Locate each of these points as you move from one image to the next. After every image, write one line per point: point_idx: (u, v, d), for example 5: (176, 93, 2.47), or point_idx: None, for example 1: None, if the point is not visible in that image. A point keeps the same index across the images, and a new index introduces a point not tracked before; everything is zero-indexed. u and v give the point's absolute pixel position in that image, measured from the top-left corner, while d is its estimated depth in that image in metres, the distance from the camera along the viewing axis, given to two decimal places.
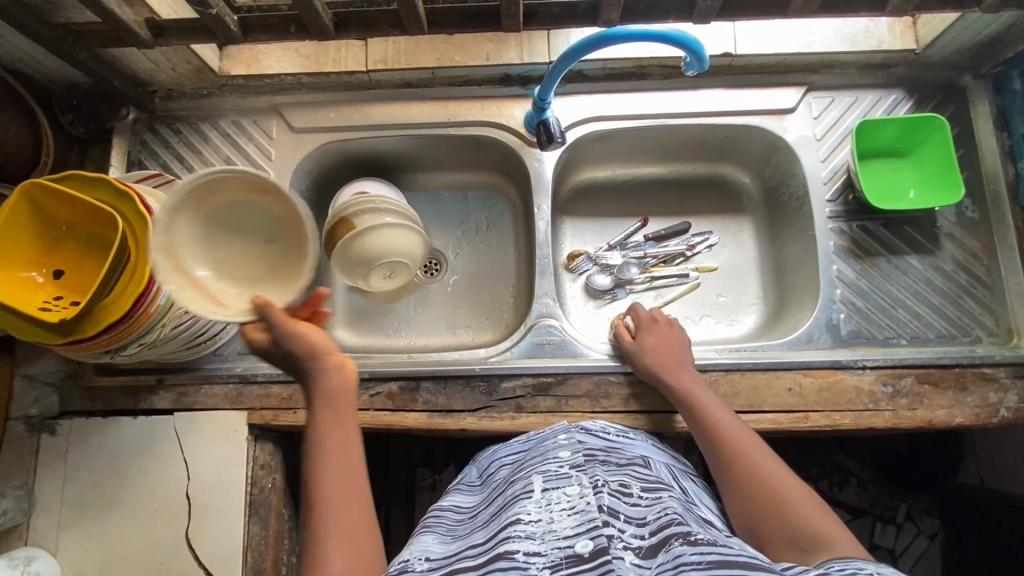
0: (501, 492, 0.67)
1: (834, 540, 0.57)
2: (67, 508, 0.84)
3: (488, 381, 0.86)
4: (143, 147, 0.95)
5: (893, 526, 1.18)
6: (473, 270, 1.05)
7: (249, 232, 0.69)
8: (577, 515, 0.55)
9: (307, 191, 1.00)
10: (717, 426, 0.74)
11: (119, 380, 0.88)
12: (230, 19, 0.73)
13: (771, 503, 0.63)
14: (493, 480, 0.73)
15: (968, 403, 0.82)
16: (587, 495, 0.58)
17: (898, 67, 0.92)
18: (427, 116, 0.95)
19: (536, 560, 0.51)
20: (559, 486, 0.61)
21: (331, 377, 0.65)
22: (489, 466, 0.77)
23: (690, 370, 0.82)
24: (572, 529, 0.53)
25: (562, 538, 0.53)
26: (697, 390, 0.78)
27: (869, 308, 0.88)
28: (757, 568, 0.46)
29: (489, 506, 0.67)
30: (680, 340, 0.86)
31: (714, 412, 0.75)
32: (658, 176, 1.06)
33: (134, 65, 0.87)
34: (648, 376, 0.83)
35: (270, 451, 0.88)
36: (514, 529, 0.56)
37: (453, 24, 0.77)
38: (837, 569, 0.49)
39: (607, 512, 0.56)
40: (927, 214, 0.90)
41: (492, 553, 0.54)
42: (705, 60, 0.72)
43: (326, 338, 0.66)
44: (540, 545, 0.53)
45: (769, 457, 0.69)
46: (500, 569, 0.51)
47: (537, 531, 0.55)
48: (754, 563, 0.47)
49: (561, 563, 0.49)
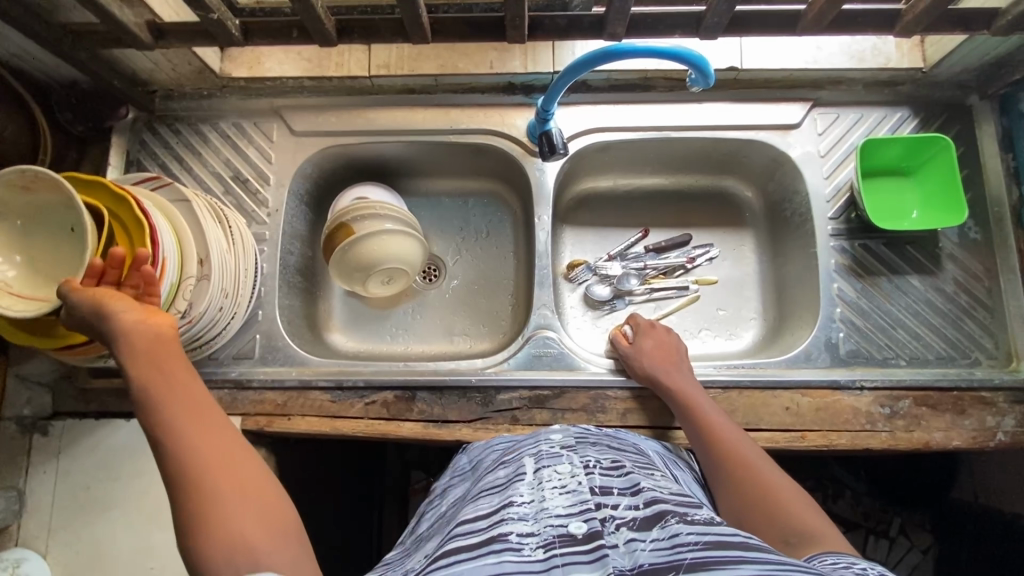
0: (499, 469, 0.67)
1: (821, 535, 0.57)
2: (57, 510, 0.84)
3: (484, 392, 0.86)
4: (142, 147, 0.95)
5: (886, 540, 1.17)
6: (472, 277, 1.04)
7: (47, 228, 0.68)
8: (570, 494, 0.56)
9: (307, 194, 0.99)
10: (710, 430, 0.73)
11: (114, 381, 0.88)
12: (231, 23, 0.72)
13: (762, 503, 0.63)
14: (482, 466, 0.72)
15: (965, 427, 0.82)
16: (579, 474, 0.59)
17: (905, 85, 0.92)
18: (430, 122, 0.95)
19: (529, 540, 0.50)
20: (551, 464, 0.62)
21: (130, 334, 0.59)
22: (481, 453, 0.77)
23: (688, 375, 0.82)
24: (566, 509, 0.53)
25: (556, 517, 0.52)
26: (692, 389, 0.79)
27: (869, 328, 0.88)
28: (750, 547, 0.46)
29: (486, 479, 0.66)
30: (675, 346, 0.86)
31: (706, 414, 0.75)
32: (660, 187, 1.05)
33: (134, 65, 0.87)
34: (643, 384, 0.83)
35: (263, 456, 0.89)
36: (508, 511, 0.55)
37: (458, 33, 0.76)
38: (829, 563, 0.50)
39: (600, 493, 0.56)
40: (929, 235, 0.90)
41: (487, 533, 0.52)
42: (710, 76, 0.71)
43: (120, 299, 0.61)
44: (532, 525, 0.52)
45: (762, 458, 0.69)
46: (494, 551, 0.49)
47: (530, 512, 0.54)
48: (750, 542, 0.46)
49: (555, 542, 0.49)
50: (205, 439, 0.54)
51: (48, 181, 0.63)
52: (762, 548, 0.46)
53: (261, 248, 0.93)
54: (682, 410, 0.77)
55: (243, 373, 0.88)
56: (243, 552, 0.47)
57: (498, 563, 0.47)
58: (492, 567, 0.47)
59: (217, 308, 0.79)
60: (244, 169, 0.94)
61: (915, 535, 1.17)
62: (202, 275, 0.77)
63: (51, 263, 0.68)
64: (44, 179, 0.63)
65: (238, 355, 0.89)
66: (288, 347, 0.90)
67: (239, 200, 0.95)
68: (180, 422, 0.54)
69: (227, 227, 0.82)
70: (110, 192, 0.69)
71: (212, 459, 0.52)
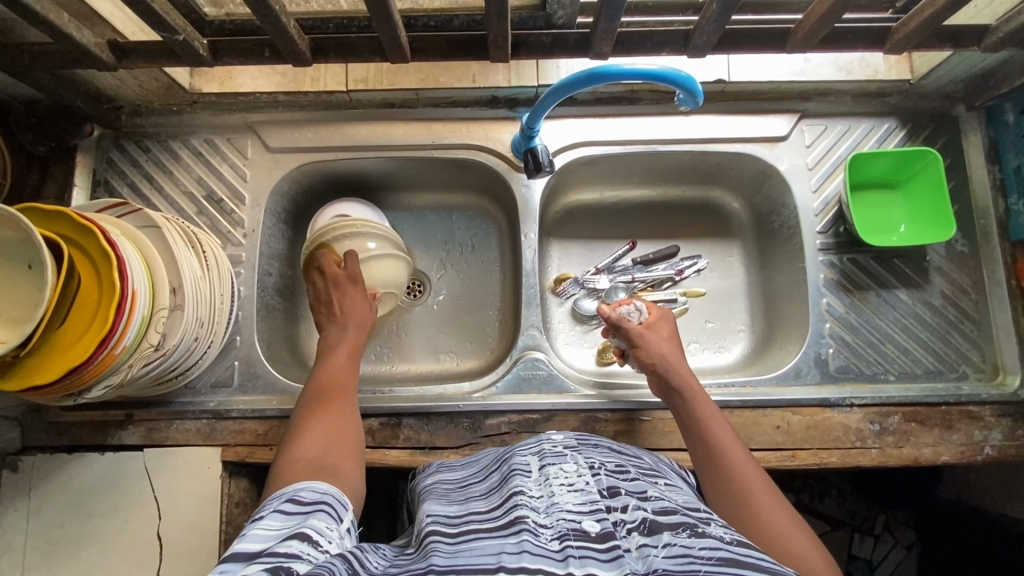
0: (497, 468, 0.65)
1: None
2: (29, 550, 0.80)
3: (472, 417, 0.84)
4: (110, 166, 0.91)
5: (871, 538, 1.16)
6: (457, 292, 1.02)
7: (7, 265, 0.64)
8: (579, 493, 0.55)
9: (284, 212, 0.96)
10: (718, 453, 0.67)
11: (86, 415, 0.85)
12: (198, 44, 0.69)
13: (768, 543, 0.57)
14: (479, 464, 0.70)
15: (953, 442, 0.82)
16: (586, 474, 0.58)
17: (891, 96, 0.91)
18: (411, 138, 0.92)
19: (545, 530, 0.49)
20: (556, 462, 0.60)
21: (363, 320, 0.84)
22: (476, 456, 0.73)
23: (682, 361, 0.79)
24: (577, 506, 0.52)
25: (568, 512, 0.51)
26: (700, 397, 0.74)
27: (858, 343, 0.87)
28: (769, 571, 0.44)
29: (484, 480, 0.64)
30: (671, 324, 0.84)
31: (713, 431, 0.69)
32: (646, 198, 1.04)
33: (99, 82, 0.82)
34: (643, 363, 0.80)
35: (245, 488, 0.86)
36: (518, 499, 0.54)
37: (438, 51, 0.74)
38: None
39: (609, 494, 0.55)
40: (917, 248, 0.89)
41: (500, 521, 0.51)
42: (699, 96, 0.68)
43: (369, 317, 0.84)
44: (547, 517, 0.51)
45: (763, 484, 0.63)
46: (512, 532, 0.48)
47: (542, 505, 0.53)
48: (768, 565, 0.45)
49: (569, 535, 0.48)
50: (341, 378, 0.76)
51: (5, 216, 0.60)
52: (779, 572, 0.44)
53: (237, 270, 0.90)
54: (686, 417, 0.72)
55: (222, 404, 0.86)
56: (316, 438, 0.66)
57: (515, 547, 0.46)
58: (512, 546, 0.46)
59: (193, 338, 0.77)
60: (217, 187, 0.91)
61: (900, 532, 1.16)
62: (176, 304, 0.73)
63: (10, 303, 0.63)
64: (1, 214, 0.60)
65: (216, 383, 0.87)
66: (268, 373, 0.88)
67: (214, 221, 0.91)
68: (335, 362, 0.78)
69: (202, 253, 0.78)
70: (75, 223, 0.65)
71: (332, 380, 0.75)
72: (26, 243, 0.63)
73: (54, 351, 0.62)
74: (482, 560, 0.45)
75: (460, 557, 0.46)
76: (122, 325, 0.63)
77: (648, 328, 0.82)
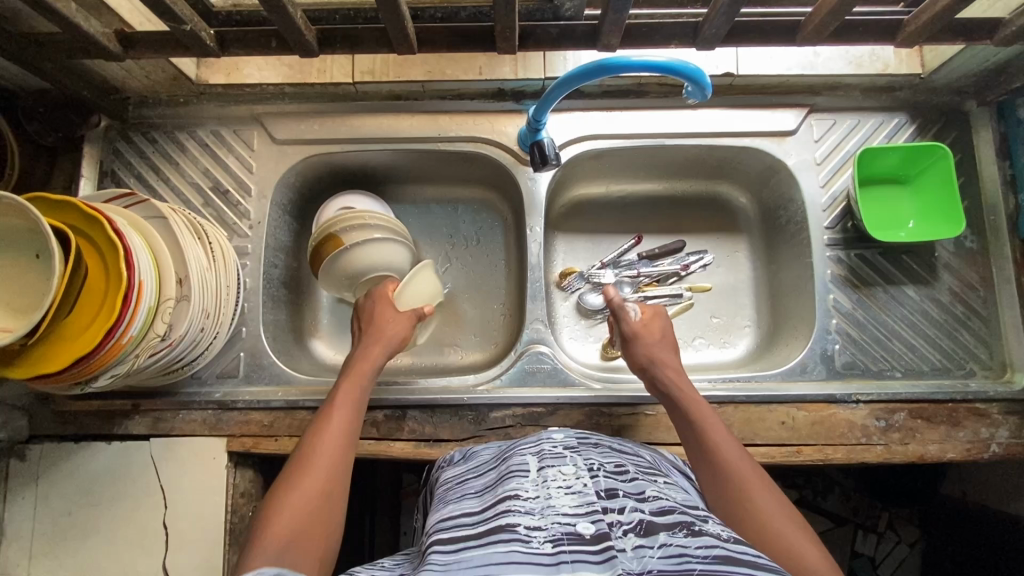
0: (497, 466, 0.65)
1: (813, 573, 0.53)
2: (38, 537, 0.81)
3: (476, 411, 0.84)
4: (117, 157, 0.91)
5: (874, 535, 1.16)
6: (463, 285, 1.02)
7: (15, 255, 0.64)
8: (576, 495, 0.54)
9: (290, 204, 0.96)
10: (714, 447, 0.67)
11: (92, 405, 0.85)
12: (206, 35, 0.68)
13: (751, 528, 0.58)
14: (478, 459, 0.71)
15: (959, 439, 0.82)
16: (584, 476, 0.58)
17: (902, 91, 0.90)
18: (417, 130, 0.91)
19: (537, 533, 0.49)
20: (556, 464, 0.60)
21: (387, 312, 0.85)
22: (475, 450, 0.74)
23: (675, 364, 0.78)
24: (573, 508, 0.52)
25: (563, 515, 0.51)
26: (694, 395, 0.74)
27: (865, 339, 0.87)
28: (764, 568, 0.44)
29: (483, 477, 0.64)
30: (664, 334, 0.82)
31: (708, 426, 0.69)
32: (653, 193, 1.03)
33: (105, 72, 0.82)
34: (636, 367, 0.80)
35: (250, 478, 0.87)
36: (512, 503, 0.54)
37: (444, 43, 0.74)
38: None
39: (606, 496, 0.54)
40: (925, 245, 0.89)
41: (491, 525, 0.51)
42: (707, 88, 0.67)
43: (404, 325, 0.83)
44: (540, 520, 0.51)
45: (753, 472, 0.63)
46: (503, 539, 0.48)
47: (536, 506, 0.53)
48: (763, 562, 0.45)
49: (562, 539, 0.48)
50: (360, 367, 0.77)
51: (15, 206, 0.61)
52: (772, 569, 0.44)
53: (243, 261, 0.90)
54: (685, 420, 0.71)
55: (227, 394, 0.86)
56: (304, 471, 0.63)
57: (507, 553, 0.46)
58: (501, 555, 0.46)
59: (198, 329, 0.77)
60: (224, 179, 0.91)
61: (902, 529, 1.16)
62: (181, 296, 0.73)
63: (20, 290, 0.63)
64: (11, 204, 0.60)
65: (222, 373, 0.88)
66: (273, 365, 0.88)
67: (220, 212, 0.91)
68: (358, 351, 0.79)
69: (206, 244, 0.78)
70: (82, 214, 0.65)
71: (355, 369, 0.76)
72: (35, 233, 0.63)
73: (60, 338, 0.62)
74: (472, 568, 0.45)
75: (451, 569, 0.46)
76: (127, 320, 0.63)
77: (642, 329, 0.82)
